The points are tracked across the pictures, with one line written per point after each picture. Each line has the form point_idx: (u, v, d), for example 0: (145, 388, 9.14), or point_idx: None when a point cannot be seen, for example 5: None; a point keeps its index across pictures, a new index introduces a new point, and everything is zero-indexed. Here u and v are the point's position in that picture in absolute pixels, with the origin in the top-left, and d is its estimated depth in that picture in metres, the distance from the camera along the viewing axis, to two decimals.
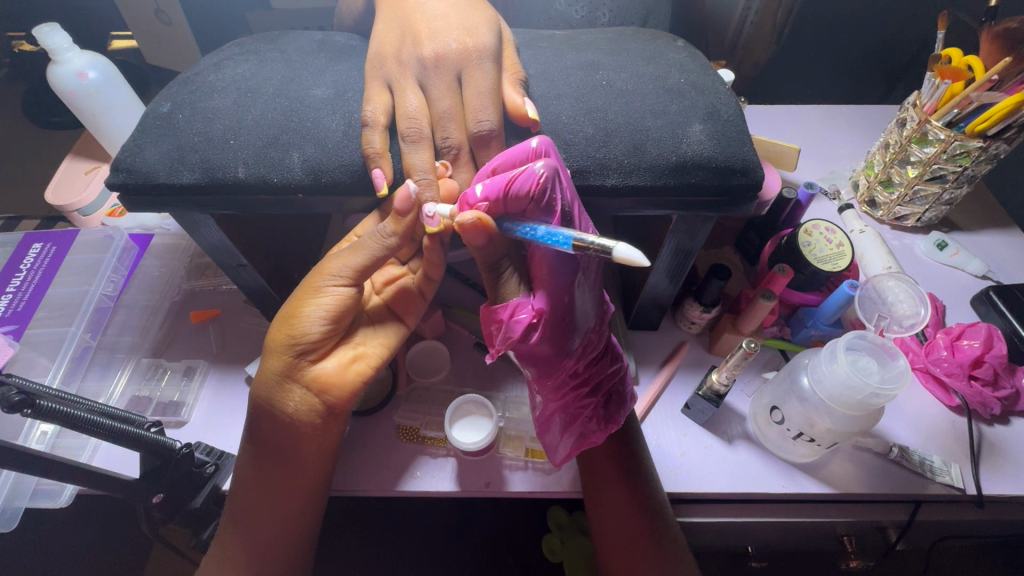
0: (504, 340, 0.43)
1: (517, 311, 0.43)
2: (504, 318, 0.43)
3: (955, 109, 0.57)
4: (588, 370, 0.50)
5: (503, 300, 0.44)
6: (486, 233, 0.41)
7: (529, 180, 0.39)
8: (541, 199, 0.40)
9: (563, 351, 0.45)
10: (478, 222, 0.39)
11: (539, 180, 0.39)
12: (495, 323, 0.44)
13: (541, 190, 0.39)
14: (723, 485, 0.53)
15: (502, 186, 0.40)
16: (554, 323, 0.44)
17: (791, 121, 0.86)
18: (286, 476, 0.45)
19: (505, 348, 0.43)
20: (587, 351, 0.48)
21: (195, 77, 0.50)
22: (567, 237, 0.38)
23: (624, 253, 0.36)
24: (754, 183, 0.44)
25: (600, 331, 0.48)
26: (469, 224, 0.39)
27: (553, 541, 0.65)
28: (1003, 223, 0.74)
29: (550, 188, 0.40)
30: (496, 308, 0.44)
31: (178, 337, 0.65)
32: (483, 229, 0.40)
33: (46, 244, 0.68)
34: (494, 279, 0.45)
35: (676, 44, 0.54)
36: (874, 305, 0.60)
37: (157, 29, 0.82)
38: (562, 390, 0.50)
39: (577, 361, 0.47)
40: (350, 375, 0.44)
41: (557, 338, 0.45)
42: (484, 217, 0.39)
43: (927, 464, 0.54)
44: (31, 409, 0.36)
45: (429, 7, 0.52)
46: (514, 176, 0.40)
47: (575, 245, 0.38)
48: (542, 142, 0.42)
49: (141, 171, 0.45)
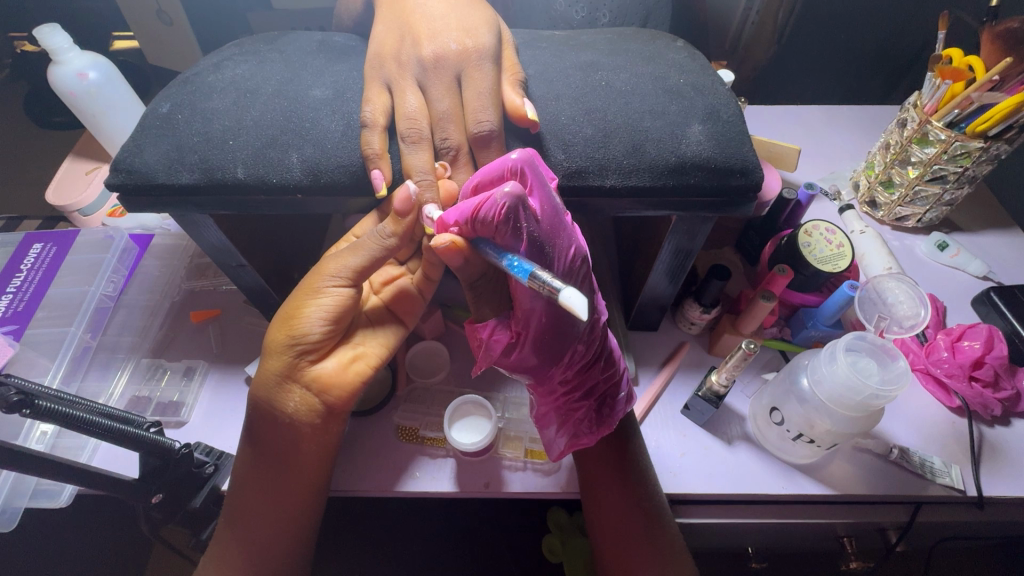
0: (486, 356, 0.46)
1: (494, 331, 0.44)
2: (484, 339, 0.45)
3: (955, 110, 0.57)
4: (578, 377, 0.49)
5: (483, 316, 0.45)
6: (460, 256, 0.40)
7: (494, 207, 0.37)
8: (509, 224, 0.38)
9: (550, 359, 0.46)
10: (449, 247, 0.38)
11: (503, 207, 0.37)
12: (477, 340, 0.46)
13: (507, 216, 0.37)
14: (723, 486, 0.53)
15: (469, 212, 0.38)
16: (538, 337, 0.44)
17: (792, 122, 0.86)
18: (287, 475, 0.45)
19: (487, 363, 0.46)
20: (579, 358, 0.47)
21: (195, 77, 0.50)
22: (525, 269, 0.35)
23: (568, 297, 0.32)
24: (754, 183, 0.44)
25: (591, 340, 0.46)
26: (441, 249, 0.38)
27: (554, 541, 0.65)
28: (1004, 224, 0.74)
29: (517, 213, 0.37)
30: (477, 326, 0.45)
31: (178, 337, 0.65)
32: (456, 253, 0.39)
33: (47, 244, 0.68)
34: (478, 293, 0.44)
35: (676, 44, 0.54)
36: (874, 306, 0.60)
37: (158, 29, 0.82)
38: (552, 394, 0.50)
39: (567, 368, 0.47)
40: (349, 374, 0.44)
41: (543, 348, 0.45)
42: (458, 242, 0.39)
43: (927, 466, 0.54)
44: (30, 409, 0.36)
45: (428, 8, 0.52)
46: (478, 203, 0.37)
47: (530, 280, 0.35)
48: (520, 157, 0.39)
49: (141, 171, 0.45)
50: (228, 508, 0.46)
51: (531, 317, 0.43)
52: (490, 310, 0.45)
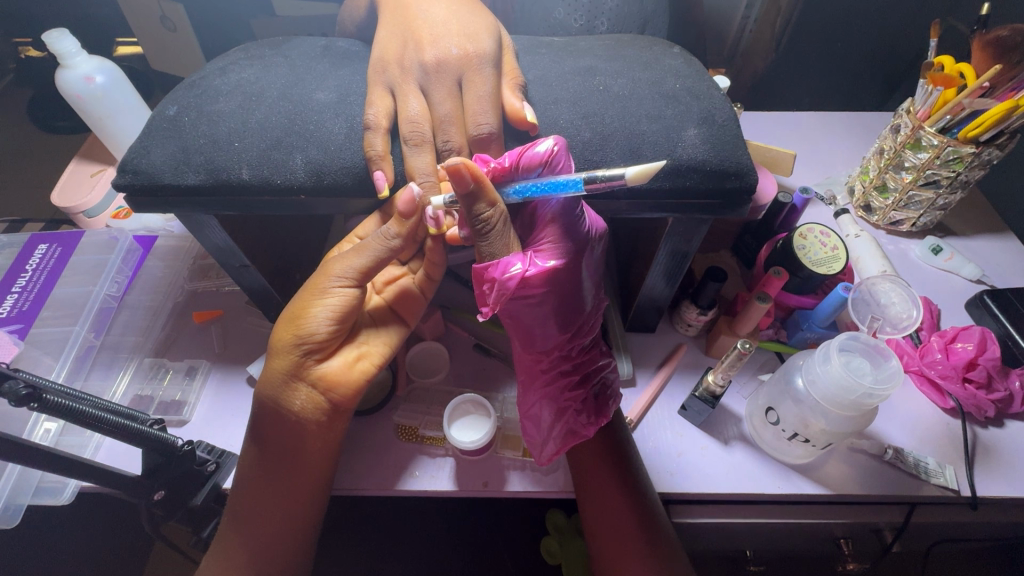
0: (498, 297, 0.40)
1: (510, 265, 0.40)
2: (496, 276, 0.40)
3: (947, 116, 0.58)
4: (578, 358, 0.51)
5: (493, 256, 0.41)
6: (475, 178, 0.38)
7: (540, 149, 0.41)
8: (551, 168, 0.41)
9: (565, 325, 0.47)
10: (466, 168, 0.36)
11: (552, 148, 0.40)
12: (486, 282, 0.41)
13: (552, 159, 0.40)
14: (722, 486, 0.54)
15: (512, 154, 0.41)
16: (554, 287, 0.43)
17: (788, 128, 0.88)
18: (293, 472, 0.45)
19: (499, 305, 0.40)
20: (582, 336, 0.49)
21: (202, 81, 0.51)
22: (578, 179, 0.38)
23: (635, 168, 0.34)
24: (748, 185, 0.45)
25: (593, 318, 0.50)
26: (452, 167, 0.36)
27: (552, 544, 0.65)
28: (997, 228, 0.75)
29: (561, 160, 0.40)
30: (489, 264, 0.41)
31: (181, 337, 0.66)
32: (471, 174, 0.37)
33: (53, 245, 0.69)
34: (479, 234, 0.40)
35: (672, 51, 0.55)
36: (867, 307, 0.61)
37: (163, 35, 0.84)
38: (554, 376, 0.51)
39: (574, 341, 0.49)
40: (355, 373, 0.46)
41: (559, 311, 0.45)
42: (471, 161, 0.37)
43: (921, 466, 0.54)
44: (37, 403, 0.37)
45: (430, 14, 0.54)
46: (526, 146, 0.41)
47: (588, 186, 0.37)
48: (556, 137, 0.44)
49: (147, 172, 0.46)
50: (231, 505, 0.46)
51: (554, 259, 0.42)
52: (505, 249, 0.41)
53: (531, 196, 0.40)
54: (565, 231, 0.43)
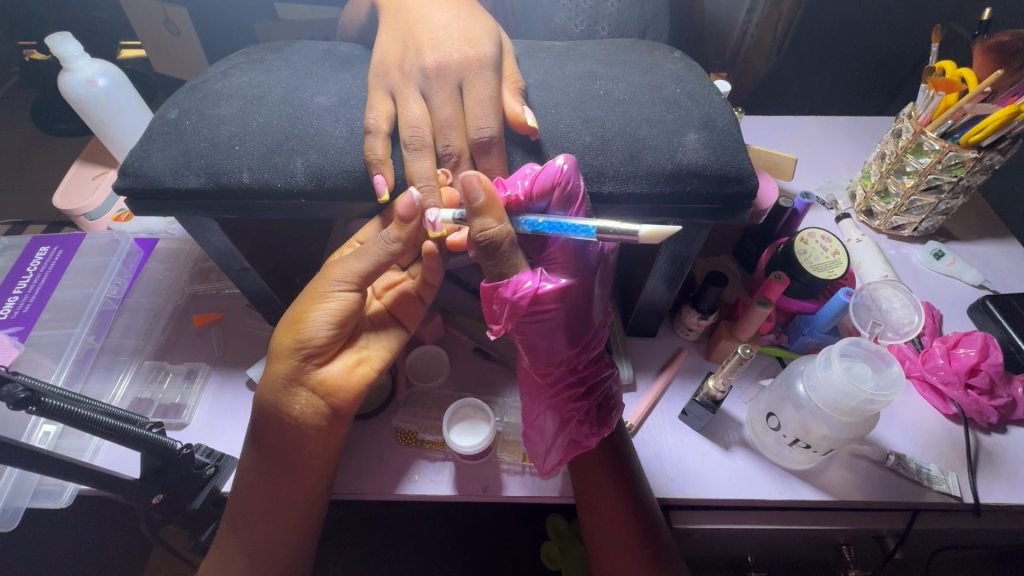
0: (509, 315, 0.42)
1: (521, 286, 0.41)
2: (508, 296, 0.41)
3: (949, 121, 0.58)
4: (586, 370, 0.51)
5: (501, 274, 0.41)
6: (487, 194, 0.38)
7: (551, 172, 0.40)
8: (562, 190, 0.40)
9: (574, 340, 0.46)
10: (479, 182, 0.37)
11: (563, 167, 0.40)
12: (496, 300, 0.42)
13: (563, 179, 0.40)
14: (722, 493, 0.53)
15: (524, 181, 0.41)
16: (562, 304, 0.43)
17: (789, 133, 0.88)
18: (292, 477, 0.45)
19: (510, 323, 0.42)
20: (588, 351, 0.48)
21: (203, 84, 0.51)
22: (589, 226, 0.38)
23: (648, 228, 0.35)
24: (749, 190, 0.45)
25: (601, 333, 0.49)
26: (467, 180, 0.37)
27: (552, 549, 0.65)
28: (999, 233, 0.75)
29: (572, 179, 0.40)
30: (499, 284, 0.41)
31: (180, 340, 0.66)
32: (483, 188, 0.38)
33: (53, 247, 0.69)
34: (487, 253, 0.40)
35: (673, 55, 0.55)
36: (869, 313, 0.60)
37: (167, 39, 0.84)
38: (559, 389, 0.51)
39: (582, 355, 0.48)
40: (355, 377, 0.46)
41: (568, 326, 0.45)
42: (485, 177, 0.37)
43: (924, 473, 0.54)
44: (36, 406, 0.36)
45: (430, 18, 0.54)
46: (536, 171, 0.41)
47: (598, 234, 0.38)
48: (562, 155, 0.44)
49: (148, 175, 0.46)
50: (230, 509, 0.46)
51: (565, 277, 0.42)
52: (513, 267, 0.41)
53: (542, 230, 0.41)
54: (573, 254, 0.42)
